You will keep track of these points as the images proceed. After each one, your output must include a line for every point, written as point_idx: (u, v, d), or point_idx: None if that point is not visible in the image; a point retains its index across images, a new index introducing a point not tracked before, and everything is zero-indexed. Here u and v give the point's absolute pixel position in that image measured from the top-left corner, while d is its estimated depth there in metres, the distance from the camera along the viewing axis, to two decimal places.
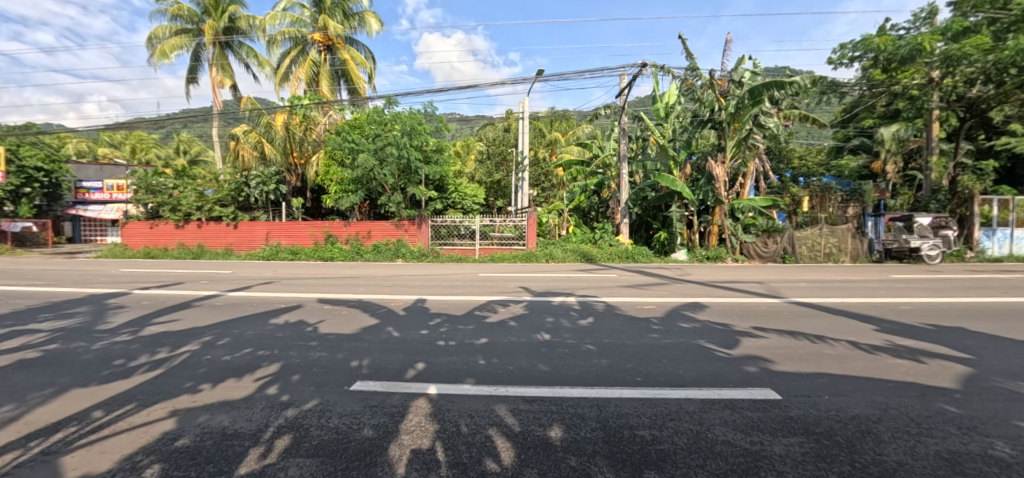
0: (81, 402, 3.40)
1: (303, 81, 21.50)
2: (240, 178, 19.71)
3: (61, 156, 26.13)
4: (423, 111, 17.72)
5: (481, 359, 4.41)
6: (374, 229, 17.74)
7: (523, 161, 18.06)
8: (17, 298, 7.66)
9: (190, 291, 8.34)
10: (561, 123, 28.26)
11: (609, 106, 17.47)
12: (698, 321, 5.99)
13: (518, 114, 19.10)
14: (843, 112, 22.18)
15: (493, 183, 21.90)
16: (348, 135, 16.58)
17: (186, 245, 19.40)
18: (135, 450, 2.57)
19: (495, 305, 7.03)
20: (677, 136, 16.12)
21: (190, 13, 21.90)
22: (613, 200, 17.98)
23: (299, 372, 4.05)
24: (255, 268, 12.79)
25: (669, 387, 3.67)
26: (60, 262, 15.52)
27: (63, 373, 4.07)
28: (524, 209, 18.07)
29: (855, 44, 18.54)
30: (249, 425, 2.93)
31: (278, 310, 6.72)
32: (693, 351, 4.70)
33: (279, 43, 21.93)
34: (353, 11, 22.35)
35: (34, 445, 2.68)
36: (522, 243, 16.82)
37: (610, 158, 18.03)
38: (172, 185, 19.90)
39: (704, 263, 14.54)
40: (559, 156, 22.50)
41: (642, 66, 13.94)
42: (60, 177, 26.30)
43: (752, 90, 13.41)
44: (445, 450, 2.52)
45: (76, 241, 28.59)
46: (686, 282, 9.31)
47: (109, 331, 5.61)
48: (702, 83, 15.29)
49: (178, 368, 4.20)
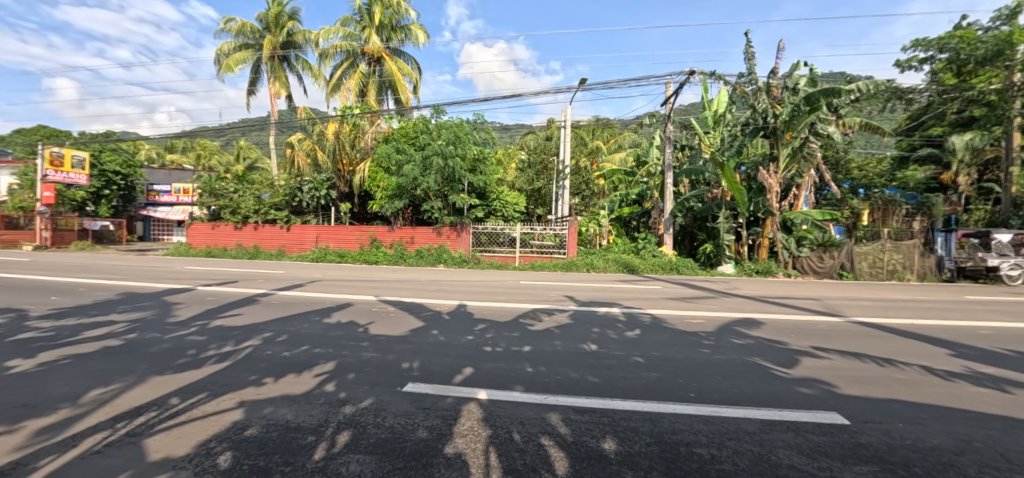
0: (160, 389, 3.64)
1: (352, 92, 22.56)
2: (293, 184, 20.62)
3: (136, 162, 28.80)
4: (469, 121, 18.10)
5: (528, 367, 4.38)
6: (417, 234, 18.20)
7: (564, 169, 17.89)
8: (100, 291, 8.36)
9: (246, 289, 8.77)
10: (603, 131, 28.09)
11: (655, 115, 17.05)
12: (751, 337, 5.73)
13: (560, 122, 19.07)
14: (908, 120, 20.60)
15: (534, 190, 21.76)
16: (397, 143, 17.23)
17: (243, 246, 20.58)
18: (209, 436, 2.72)
19: (539, 313, 7.01)
20: (725, 145, 15.60)
21: (252, 29, 23.54)
22: (656, 210, 17.55)
23: (353, 370, 4.16)
24: (304, 269, 13.32)
25: (726, 405, 3.49)
26: (134, 259, 16.88)
27: (143, 362, 4.40)
28: (564, 217, 17.98)
29: (929, 43, 17.54)
30: (310, 419, 3.02)
31: (329, 309, 6.99)
32: (750, 368, 4.49)
33: (331, 56, 23.08)
34: (401, 23, 23.14)
35: (121, 426, 2.90)
36: (563, 251, 16.70)
37: (654, 167, 17.74)
38: (233, 189, 21.23)
39: (754, 277, 13.78)
40: (601, 165, 22.31)
41: (690, 73, 13.41)
42: (135, 181, 28.77)
43: (808, 97, 12.88)
44: (499, 456, 2.50)
45: (146, 240, 30.90)
46: (735, 296, 8.94)
47: (179, 324, 6.03)
48: (756, 89, 14.77)
49: (242, 361, 4.42)
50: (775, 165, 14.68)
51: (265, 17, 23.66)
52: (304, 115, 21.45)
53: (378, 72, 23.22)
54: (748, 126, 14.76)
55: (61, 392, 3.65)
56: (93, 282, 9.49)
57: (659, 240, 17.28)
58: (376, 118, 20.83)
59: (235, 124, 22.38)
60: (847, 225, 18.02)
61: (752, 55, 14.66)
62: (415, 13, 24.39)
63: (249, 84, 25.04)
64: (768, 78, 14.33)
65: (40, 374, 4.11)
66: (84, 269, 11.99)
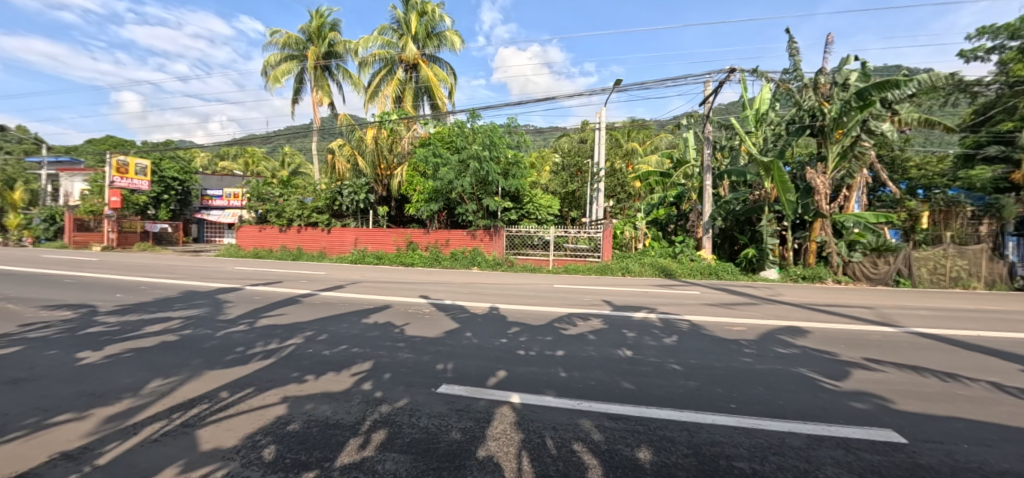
0: (212, 382, 3.88)
1: (390, 98, 23.26)
2: (334, 188, 21.42)
3: (192, 168, 30.86)
4: (504, 125, 18.23)
5: (561, 371, 4.35)
6: (452, 237, 18.50)
7: (599, 171, 17.79)
8: (160, 289, 8.99)
9: (290, 289, 9.20)
10: (638, 132, 27.67)
11: (693, 115, 16.60)
12: (797, 347, 5.46)
13: (594, 124, 18.87)
14: (972, 114, 18.30)
15: (568, 193, 21.50)
16: (434, 147, 17.62)
17: (287, 247, 21.64)
18: (255, 429, 2.86)
19: (573, 318, 6.94)
20: (769, 144, 15.02)
21: (296, 41, 24.69)
22: (694, 213, 17.19)
23: (389, 370, 4.27)
24: (343, 271, 13.80)
25: (770, 418, 3.32)
26: (190, 259, 18.09)
27: (196, 356, 4.70)
28: (599, 220, 17.77)
29: (998, 31, 16.21)
30: (348, 416, 3.12)
31: (367, 310, 7.21)
32: (796, 379, 4.28)
33: (370, 64, 23.87)
34: (436, 30, 23.65)
35: (176, 416, 3.11)
36: (598, 255, 16.53)
37: (692, 169, 17.35)
38: (278, 194, 22.33)
39: (800, 283, 13.08)
40: (636, 167, 21.93)
41: (731, 71, 12.94)
42: (191, 186, 30.79)
43: (859, 92, 12.23)
44: (532, 461, 2.48)
45: (200, 241, 33.00)
46: (779, 303, 8.53)
47: (229, 321, 6.39)
48: (801, 86, 14.14)
49: (286, 358, 4.64)
50: (824, 164, 14.01)
51: (309, 28, 24.77)
52: (345, 121, 21.92)
53: (414, 78, 23.76)
54: (793, 125, 14.17)
55: (125, 382, 3.95)
56: (155, 280, 10.26)
57: (697, 243, 16.81)
58: (412, 123, 20.64)
59: (280, 131, 23.55)
60: (903, 228, 17.32)
61: (797, 51, 14.08)
62: (450, 20, 24.85)
63: (293, 93, 26.29)
64: (815, 74, 13.68)
65: (108, 365, 4.48)
66: (146, 268, 12.95)
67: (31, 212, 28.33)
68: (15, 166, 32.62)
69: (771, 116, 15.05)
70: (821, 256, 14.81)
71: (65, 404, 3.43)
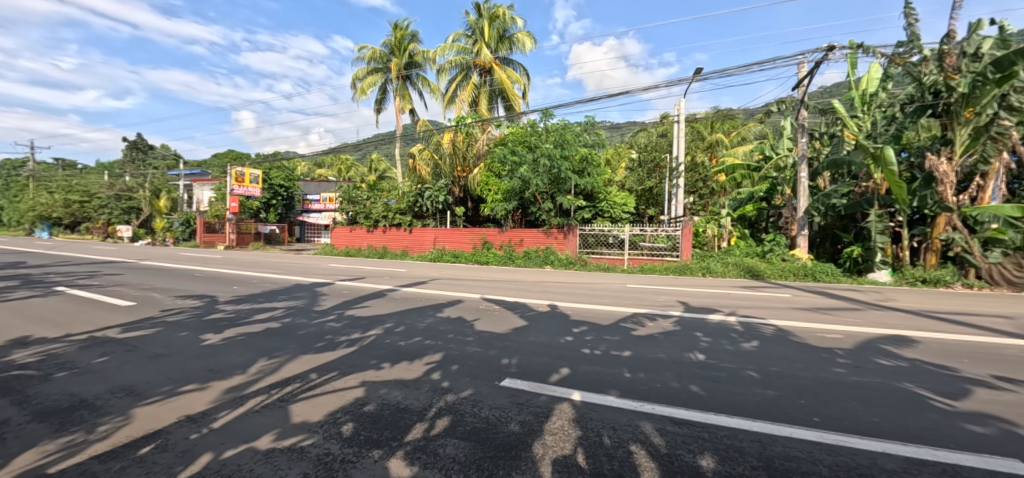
0: (305, 364, 4.45)
1: (466, 102, 24.21)
2: (416, 191, 22.70)
3: (295, 176, 34.53)
4: (579, 123, 18.07)
5: (626, 372, 4.31)
6: (526, 236, 18.78)
7: (677, 166, 16.96)
8: (267, 282, 10.34)
9: (372, 284, 10.03)
10: (724, 123, 25.91)
11: (783, 101, 15.04)
12: (904, 359, 4.82)
13: (674, 117, 17.90)
14: None
15: (645, 190, 20.59)
16: (512, 147, 17.97)
17: (374, 247, 23.63)
18: (338, 409, 3.26)
19: (643, 319, 6.74)
20: (878, 128, 13.52)
21: (380, 54, 26.52)
22: (788, 208, 15.92)
23: (457, 362, 4.52)
24: (422, 268, 14.69)
25: (859, 436, 2.97)
26: (293, 257, 20.46)
27: (293, 341, 5.40)
28: (678, 218, 16.90)
29: None
30: (417, 402, 3.41)
31: (440, 305, 7.65)
32: (896, 395, 3.81)
33: (447, 71, 24.94)
34: (509, 33, 24.02)
35: (274, 392, 3.65)
36: (676, 254, 15.79)
37: (784, 160, 16.04)
38: (366, 197, 24.21)
39: (917, 287, 11.33)
40: (721, 160, 20.55)
41: (829, 49, 11.64)
42: (294, 192, 34.56)
43: (997, 62, 10.35)
44: (587, 457, 2.51)
45: (302, 241, 36.71)
46: (888, 310, 7.52)
47: (321, 312, 7.20)
48: (924, 58, 12.43)
49: (366, 346, 5.14)
50: (950, 148, 12.12)
51: (391, 42, 26.50)
52: (423, 127, 23.24)
53: (488, 81, 24.40)
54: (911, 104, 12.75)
55: (238, 360, 4.69)
56: (265, 275, 11.79)
57: (790, 243, 15.43)
58: (487, 125, 21.49)
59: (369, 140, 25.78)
60: None
61: (915, 19, 12.28)
62: (523, 21, 25.10)
63: (377, 104, 28.37)
64: (940, 44, 11.80)
65: (224, 345, 5.33)
66: (257, 265, 14.92)
67: (173, 216, 33.87)
68: (161, 178, 39.22)
69: (882, 97, 13.58)
70: (948, 256, 12.79)
71: (193, 375, 4.18)
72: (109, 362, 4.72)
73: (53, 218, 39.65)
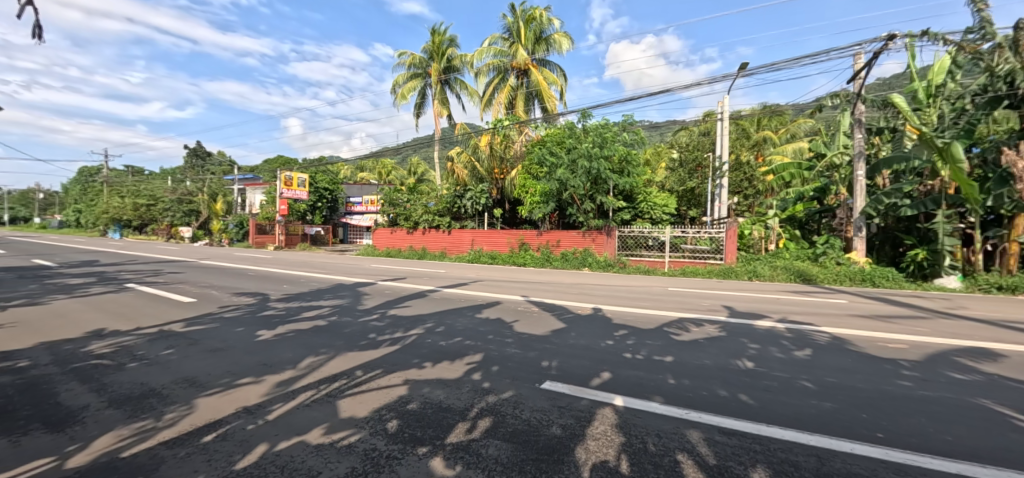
0: (351, 361, 4.65)
1: (502, 105, 24.43)
2: (455, 193, 23.14)
3: (338, 179, 35.91)
4: (617, 123, 17.82)
5: (670, 378, 4.20)
6: (564, 238, 18.72)
7: (721, 166, 16.33)
8: (313, 282, 10.86)
9: (411, 285, 10.31)
10: (771, 120, 24.77)
11: (836, 95, 13.93)
12: (981, 374, 4.41)
13: (717, 115, 17.26)
14: None
15: (686, 191, 19.96)
16: (550, 148, 17.92)
17: (413, 248, 24.28)
18: (383, 406, 3.39)
19: (687, 323, 6.55)
20: (945, 122, 12.53)
21: (419, 60, 27.17)
22: (843, 208, 14.99)
23: (497, 363, 4.57)
24: (460, 269, 14.94)
25: (928, 455, 2.76)
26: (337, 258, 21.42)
27: (338, 339, 5.64)
28: (722, 219, 16.26)
29: None
30: (459, 402, 3.48)
31: (478, 306, 7.75)
32: (971, 412, 3.50)
33: (484, 74, 25.24)
34: (545, 34, 23.97)
35: (322, 387, 3.84)
36: (720, 257, 15.28)
37: (838, 158, 15.18)
38: (406, 199, 24.87)
39: (992, 294, 10.37)
40: (768, 158, 19.64)
41: (889, 38, 10.81)
42: (338, 194, 35.84)
43: None
44: (631, 465, 2.48)
45: (345, 242, 38.18)
46: (962, 319, 6.90)
47: (364, 311, 7.48)
48: (994, 47, 11.21)
49: (408, 345, 5.30)
50: None
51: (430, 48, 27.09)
52: (462, 131, 23.69)
53: (525, 83, 24.46)
54: (984, 95, 11.73)
55: (289, 355, 4.97)
56: (312, 274, 12.40)
57: (845, 245, 14.60)
58: (524, 127, 21.54)
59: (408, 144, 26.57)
60: None
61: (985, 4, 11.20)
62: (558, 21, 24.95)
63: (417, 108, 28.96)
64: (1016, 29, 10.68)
65: (276, 341, 5.65)
66: (304, 265, 15.71)
67: (227, 218, 36.23)
68: (217, 183, 42.11)
69: (950, 88, 12.61)
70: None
71: (249, 369, 4.47)
72: (174, 354, 5.12)
73: (124, 221, 43.35)
